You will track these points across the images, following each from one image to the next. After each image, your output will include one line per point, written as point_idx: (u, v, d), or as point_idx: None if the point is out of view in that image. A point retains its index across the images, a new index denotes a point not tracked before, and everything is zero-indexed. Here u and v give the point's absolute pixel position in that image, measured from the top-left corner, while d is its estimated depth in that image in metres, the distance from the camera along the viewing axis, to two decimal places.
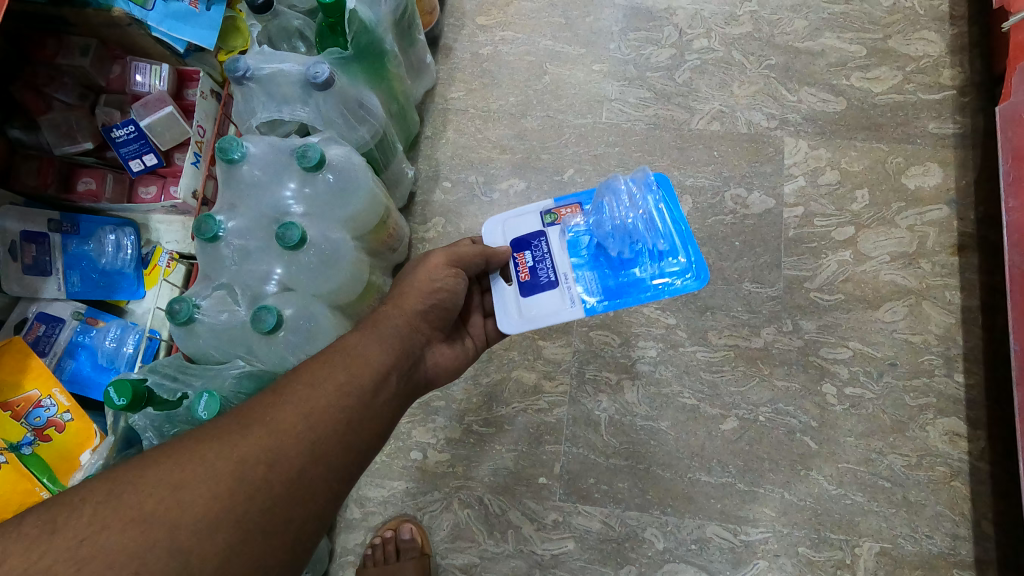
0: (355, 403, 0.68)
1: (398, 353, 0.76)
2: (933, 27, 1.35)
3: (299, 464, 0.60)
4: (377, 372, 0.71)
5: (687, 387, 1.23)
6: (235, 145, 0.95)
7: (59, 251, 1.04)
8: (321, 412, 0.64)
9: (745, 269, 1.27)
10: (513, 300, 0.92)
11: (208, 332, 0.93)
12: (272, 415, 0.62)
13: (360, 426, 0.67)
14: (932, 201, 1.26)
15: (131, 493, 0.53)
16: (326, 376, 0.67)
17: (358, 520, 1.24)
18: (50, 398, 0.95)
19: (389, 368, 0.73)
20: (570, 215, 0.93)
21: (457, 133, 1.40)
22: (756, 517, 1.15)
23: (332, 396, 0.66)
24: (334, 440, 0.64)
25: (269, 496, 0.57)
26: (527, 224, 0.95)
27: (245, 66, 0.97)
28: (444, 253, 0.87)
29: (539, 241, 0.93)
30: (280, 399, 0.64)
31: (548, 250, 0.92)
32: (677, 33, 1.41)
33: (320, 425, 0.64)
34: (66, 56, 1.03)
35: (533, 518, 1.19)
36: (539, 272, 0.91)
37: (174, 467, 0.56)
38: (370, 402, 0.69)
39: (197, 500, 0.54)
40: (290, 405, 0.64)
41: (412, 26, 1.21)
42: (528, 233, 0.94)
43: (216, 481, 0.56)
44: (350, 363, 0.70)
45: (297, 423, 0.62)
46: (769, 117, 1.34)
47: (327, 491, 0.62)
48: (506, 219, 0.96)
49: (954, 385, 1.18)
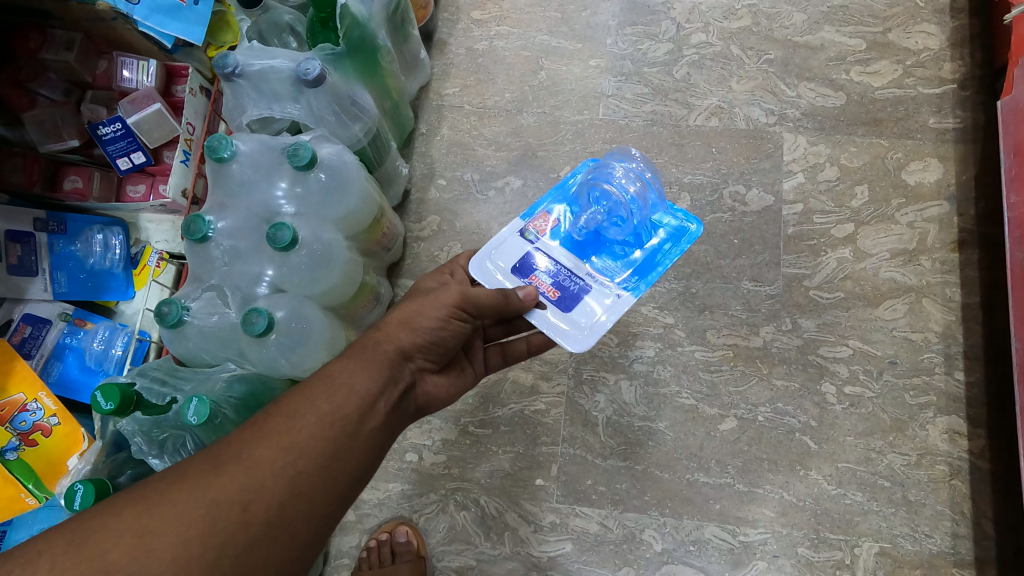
0: (339, 435, 0.67)
1: (387, 378, 0.74)
2: (932, 20, 1.34)
3: (278, 502, 0.59)
4: (363, 401, 0.70)
5: (686, 387, 1.21)
6: (224, 143, 0.93)
7: (45, 251, 1.02)
8: (302, 445, 0.63)
9: (744, 267, 1.25)
10: (560, 320, 0.83)
11: (197, 335, 0.92)
12: (251, 450, 0.61)
13: (344, 459, 0.66)
14: (932, 197, 1.24)
15: (96, 542, 0.52)
16: (308, 406, 0.66)
17: (352, 522, 1.22)
18: (37, 402, 0.93)
19: (376, 395, 0.72)
20: (546, 217, 0.91)
21: (452, 130, 1.38)
22: (755, 518, 1.14)
23: (315, 426, 0.65)
24: (316, 474, 0.63)
25: (244, 539, 0.56)
26: (515, 247, 0.89)
27: (234, 62, 0.94)
28: (457, 289, 0.80)
29: (540, 258, 0.87)
30: (261, 431, 0.63)
31: (554, 260, 0.87)
32: (675, 28, 1.39)
33: (302, 460, 0.63)
34: (51, 51, 1.01)
35: (530, 519, 1.18)
36: (563, 282, 0.85)
37: (143, 511, 0.54)
38: (354, 433, 0.68)
39: (167, 546, 0.53)
40: (270, 438, 0.63)
41: (405, 21, 1.19)
42: (523, 257, 0.88)
43: (188, 524, 0.54)
44: (335, 391, 0.69)
45: (276, 459, 0.61)
46: (768, 112, 1.32)
47: (306, 530, 0.61)
48: (494, 255, 0.88)
49: (955, 383, 1.16)
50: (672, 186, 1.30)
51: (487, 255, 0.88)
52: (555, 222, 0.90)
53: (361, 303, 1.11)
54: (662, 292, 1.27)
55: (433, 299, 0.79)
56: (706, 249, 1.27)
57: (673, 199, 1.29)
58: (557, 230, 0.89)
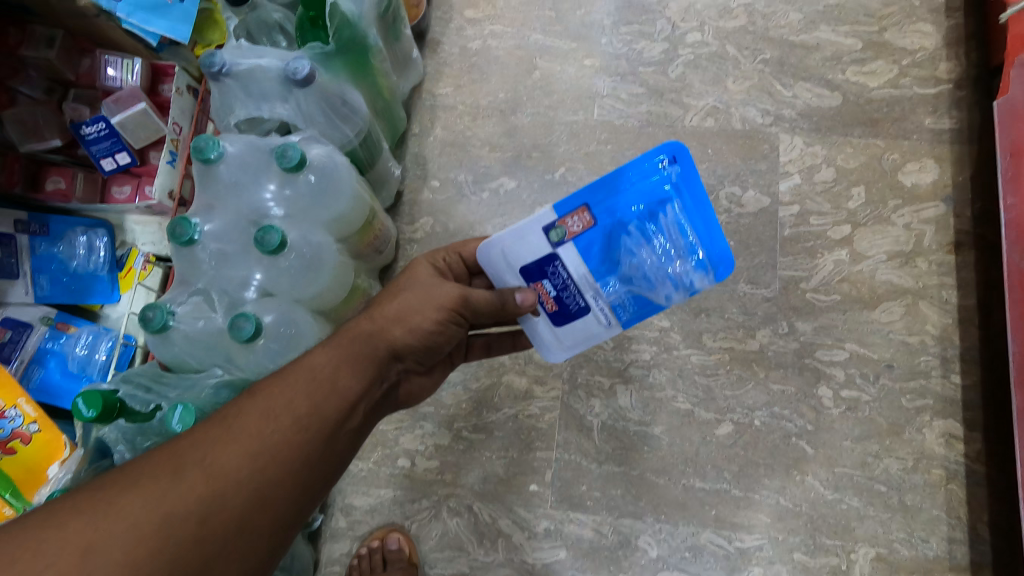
0: (313, 440, 0.64)
1: (370, 379, 0.72)
2: (929, 20, 1.32)
3: (240, 513, 0.57)
4: (343, 403, 0.68)
5: (681, 391, 1.20)
6: (211, 143, 0.90)
7: (26, 254, 1.01)
8: (272, 451, 0.61)
9: (741, 269, 1.24)
10: (548, 332, 0.79)
11: (183, 340, 0.89)
12: (216, 455, 0.58)
13: (315, 466, 0.64)
14: (928, 198, 1.23)
15: (33, 556, 0.48)
16: (284, 407, 0.64)
17: (344, 529, 1.20)
18: (16, 408, 0.91)
19: (356, 398, 0.70)
20: (580, 223, 0.70)
21: (445, 130, 1.36)
22: (751, 523, 1.13)
23: (290, 429, 0.63)
24: (284, 482, 0.61)
25: (200, 552, 0.54)
26: (531, 246, 0.73)
27: (221, 61, 0.92)
28: (457, 289, 0.77)
29: (553, 268, 0.73)
30: (229, 432, 0.60)
31: (567, 275, 0.73)
32: (669, 27, 1.38)
33: (270, 467, 0.60)
34: (30, 48, 0.97)
35: (524, 525, 1.17)
36: (566, 300, 0.75)
37: (91, 521, 0.51)
38: (327, 438, 0.66)
39: (112, 561, 0.49)
40: (238, 442, 0.60)
41: (397, 20, 1.17)
42: (536, 258, 0.73)
43: (137, 538, 0.51)
44: (314, 391, 0.67)
45: (242, 466, 0.58)
46: (764, 113, 1.31)
47: (266, 540, 0.59)
48: (506, 246, 0.75)
49: (951, 386, 1.15)
50: None
51: (500, 243, 0.75)
52: (587, 230, 0.70)
53: (353, 306, 1.10)
54: None
55: (430, 297, 0.76)
56: None
57: None
58: (585, 244, 0.71)
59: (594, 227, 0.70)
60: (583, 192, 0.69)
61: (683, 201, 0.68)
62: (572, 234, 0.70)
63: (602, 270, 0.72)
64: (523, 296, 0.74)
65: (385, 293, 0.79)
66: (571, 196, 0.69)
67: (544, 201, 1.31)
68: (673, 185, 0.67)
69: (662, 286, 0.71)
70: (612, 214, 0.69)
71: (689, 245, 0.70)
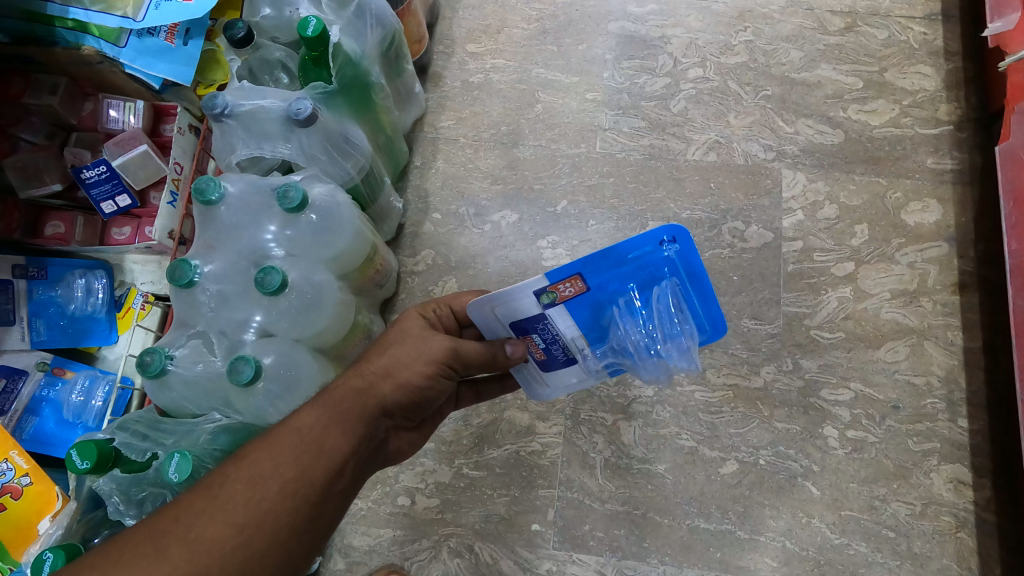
0: (301, 506, 0.63)
1: (362, 435, 0.70)
2: (928, 61, 1.33)
3: None
4: (333, 463, 0.66)
5: (685, 429, 1.19)
6: (213, 185, 0.90)
7: (23, 298, 1.00)
8: (256, 521, 0.60)
9: (744, 305, 1.23)
10: (536, 375, 0.80)
11: (181, 383, 0.88)
12: (199, 529, 0.58)
13: (305, 532, 0.63)
14: (932, 236, 1.23)
15: None
16: (268, 474, 0.62)
17: (342, 571, 1.18)
18: (7, 462, 0.89)
19: (348, 456, 0.67)
20: (574, 290, 0.68)
21: (447, 163, 1.36)
22: (756, 567, 1.11)
23: (274, 497, 0.61)
24: (270, 552, 0.60)
25: None
26: (520, 305, 0.70)
27: (223, 103, 0.93)
28: (447, 341, 0.75)
29: (542, 325, 0.72)
30: (214, 503, 0.60)
31: (557, 332, 0.72)
32: (671, 62, 1.38)
33: (253, 540, 0.60)
34: (34, 95, 1.00)
35: (526, 568, 1.15)
36: (554, 353, 0.75)
37: None
38: (316, 503, 0.64)
39: None
40: (222, 513, 0.59)
41: (400, 57, 1.18)
42: (525, 316, 0.71)
43: None
44: (301, 454, 0.64)
45: (225, 540, 0.58)
46: (766, 148, 1.31)
47: None
48: (494, 302, 0.72)
49: (958, 429, 1.14)
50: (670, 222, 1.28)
51: (488, 299, 0.72)
52: (580, 296, 0.68)
53: (353, 343, 1.08)
54: None
55: (419, 351, 0.74)
56: None
57: None
58: (576, 307, 0.69)
59: (587, 291, 0.68)
60: (578, 262, 0.66)
61: (679, 279, 0.68)
62: (565, 298, 0.68)
63: (591, 331, 0.72)
64: (513, 351, 0.74)
65: (375, 344, 0.77)
66: (567, 265, 0.65)
67: (546, 234, 1.30)
68: (670, 261, 0.66)
69: (644, 358, 0.72)
70: (605, 283, 0.68)
71: (675, 327, 0.69)
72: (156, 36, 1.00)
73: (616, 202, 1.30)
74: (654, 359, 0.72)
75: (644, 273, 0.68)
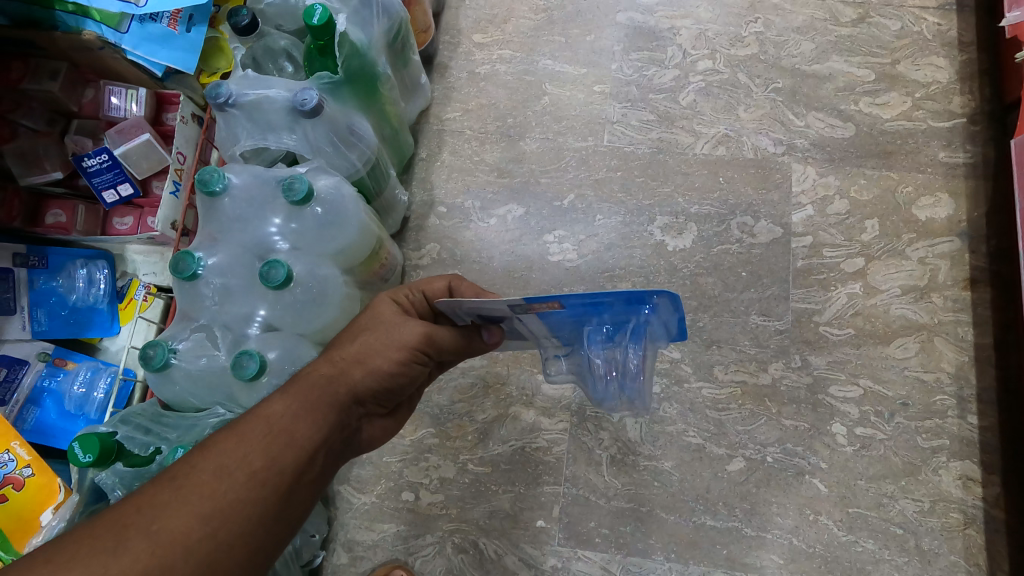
0: (271, 495, 0.60)
1: (333, 423, 0.68)
2: (942, 53, 1.31)
3: None
4: (304, 451, 0.64)
5: (692, 426, 1.17)
6: (217, 176, 0.88)
7: (24, 287, 0.99)
8: (224, 511, 0.57)
9: (753, 301, 1.22)
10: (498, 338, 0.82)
11: (184, 377, 0.87)
12: (163, 519, 0.55)
13: (275, 523, 0.60)
14: (943, 232, 1.21)
15: None
16: (236, 462, 0.60)
17: (346, 565, 1.17)
18: (9, 453, 0.88)
19: (318, 444, 0.66)
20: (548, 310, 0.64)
21: (453, 155, 1.34)
22: (763, 564, 1.10)
23: (243, 485, 0.59)
24: (238, 543, 0.57)
25: None
26: (493, 305, 0.66)
27: (227, 92, 0.91)
28: (420, 326, 0.75)
29: (511, 320, 0.70)
30: (179, 493, 0.56)
31: (522, 327, 0.71)
32: (680, 54, 1.36)
33: (221, 532, 0.56)
34: (33, 81, 0.98)
35: (530, 564, 1.14)
36: (516, 335, 0.76)
37: None
38: (286, 492, 0.61)
39: None
40: (187, 503, 0.56)
41: (406, 47, 1.16)
42: (496, 311, 0.68)
43: None
44: (271, 441, 0.62)
45: (191, 531, 0.55)
46: (776, 142, 1.29)
47: None
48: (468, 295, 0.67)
49: (968, 427, 1.13)
50: (678, 217, 1.27)
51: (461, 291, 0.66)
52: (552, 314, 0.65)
53: None
54: None
55: (390, 338, 0.74)
56: (713, 281, 1.23)
57: (679, 230, 1.26)
58: (548, 320, 0.67)
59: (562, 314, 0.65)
60: (563, 296, 0.60)
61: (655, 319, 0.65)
62: (539, 313, 0.65)
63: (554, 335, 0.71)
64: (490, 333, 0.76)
65: (344, 333, 0.76)
66: (551, 298, 0.60)
67: (553, 228, 1.29)
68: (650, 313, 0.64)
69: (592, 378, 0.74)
70: (581, 311, 0.64)
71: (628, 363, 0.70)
72: (158, 22, 0.98)
73: (623, 196, 1.29)
74: (606, 380, 0.73)
75: (619, 313, 0.65)
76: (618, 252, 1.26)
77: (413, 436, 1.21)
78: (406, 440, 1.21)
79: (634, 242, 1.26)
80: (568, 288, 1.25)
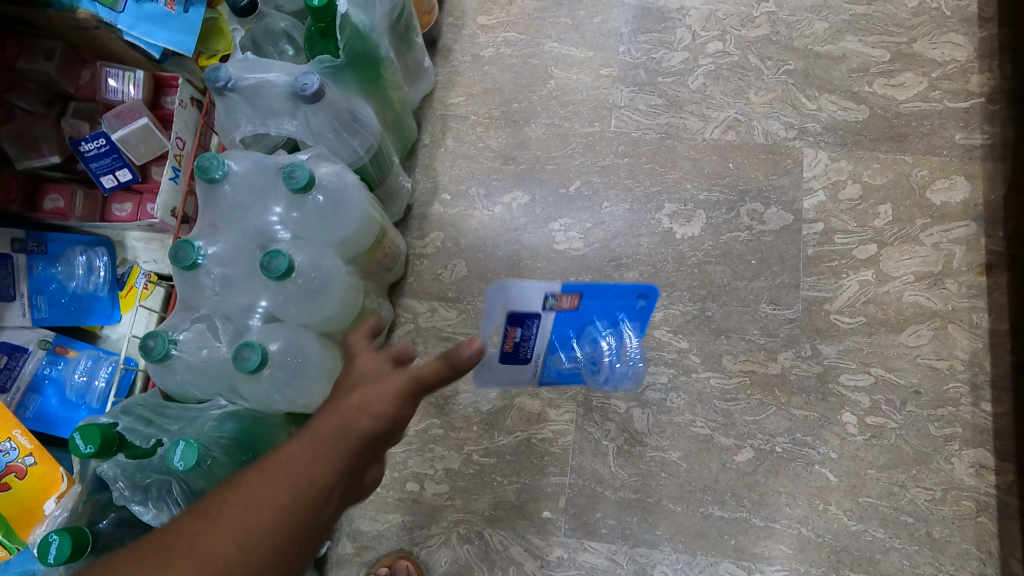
0: (297, 530, 0.58)
1: (356, 465, 0.63)
2: (960, 30, 1.27)
3: None
4: (325, 494, 0.60)
5: (700, 416, 1.16)
6: (216, 163, 0.87)
7: (23, 274, 0.98)
8: (254, 542, 0.56)
9: (762, 290, 1.20)
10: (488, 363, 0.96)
11: (185, 368, 0.86)
12: (200, 543, 0.55)
13: (299, 556, 0.58)
14: (958, 216, 1.19)
15: None
16: (262, 498, 0.57)
17: (351, 555, 1.17)
18: (10, 441, 0.88)
19: (339, 487, 0.61)
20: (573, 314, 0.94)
21: (457, 141, 1.32)
22: (771, 554, 1.10)
23: (269, 521, 0.57)
24: None
25: None
26: (529, 299, 0.89)
27: (226, 76, 0.89)
28: (411, 372, 0.65)
29: (532, 322, 0.90)
30: (210, 525, 0.56)
31: (537, 330, 0.92)
32: (690, 36, 1.33)
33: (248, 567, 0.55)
34: (29, 60, 0.96)
35: (536, 554, 1.14)
36: (522, 348, 0.93)
37: None
38: (308, 531, 0.59)
39: None
40: (221, 531, 0.56)
41: (409, 28, 1.13)
42: (524, 310, 0.89)
43: None
44: (293, 479, 0.59)
45: (219, 562, 0.54)
46: (787, 126, 1.26)
47: None
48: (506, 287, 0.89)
49: (981, 415, 1.12)
50: (687, 204, 1.24)
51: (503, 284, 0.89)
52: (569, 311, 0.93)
53: (361, 329, 1.07)
54: (676, 315, 1.20)
55: (386, 386, 0.64)
56: (722, 270, 1.21)
57: (687, 217, 1.24)
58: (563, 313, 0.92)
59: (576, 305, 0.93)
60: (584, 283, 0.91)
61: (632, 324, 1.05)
62: (561, 304, 0.91)
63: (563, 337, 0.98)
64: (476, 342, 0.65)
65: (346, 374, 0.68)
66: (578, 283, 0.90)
67: (558, 216, 1.27)
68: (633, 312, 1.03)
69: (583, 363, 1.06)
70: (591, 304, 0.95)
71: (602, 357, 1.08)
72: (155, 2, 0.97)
73: (631, 182, 1.27)
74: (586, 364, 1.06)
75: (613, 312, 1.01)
76: (626, 241, 1.24)
77: (418, 426, 1.20)
78: (411, 430, 1.20)
79: (641, 231, 1.24)
80: (575, 277, 1.24)
